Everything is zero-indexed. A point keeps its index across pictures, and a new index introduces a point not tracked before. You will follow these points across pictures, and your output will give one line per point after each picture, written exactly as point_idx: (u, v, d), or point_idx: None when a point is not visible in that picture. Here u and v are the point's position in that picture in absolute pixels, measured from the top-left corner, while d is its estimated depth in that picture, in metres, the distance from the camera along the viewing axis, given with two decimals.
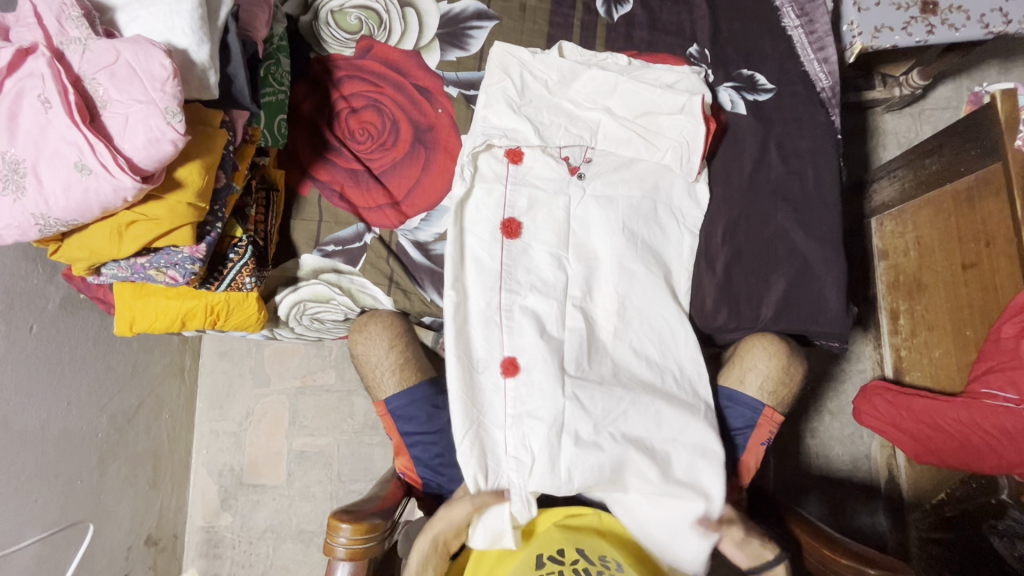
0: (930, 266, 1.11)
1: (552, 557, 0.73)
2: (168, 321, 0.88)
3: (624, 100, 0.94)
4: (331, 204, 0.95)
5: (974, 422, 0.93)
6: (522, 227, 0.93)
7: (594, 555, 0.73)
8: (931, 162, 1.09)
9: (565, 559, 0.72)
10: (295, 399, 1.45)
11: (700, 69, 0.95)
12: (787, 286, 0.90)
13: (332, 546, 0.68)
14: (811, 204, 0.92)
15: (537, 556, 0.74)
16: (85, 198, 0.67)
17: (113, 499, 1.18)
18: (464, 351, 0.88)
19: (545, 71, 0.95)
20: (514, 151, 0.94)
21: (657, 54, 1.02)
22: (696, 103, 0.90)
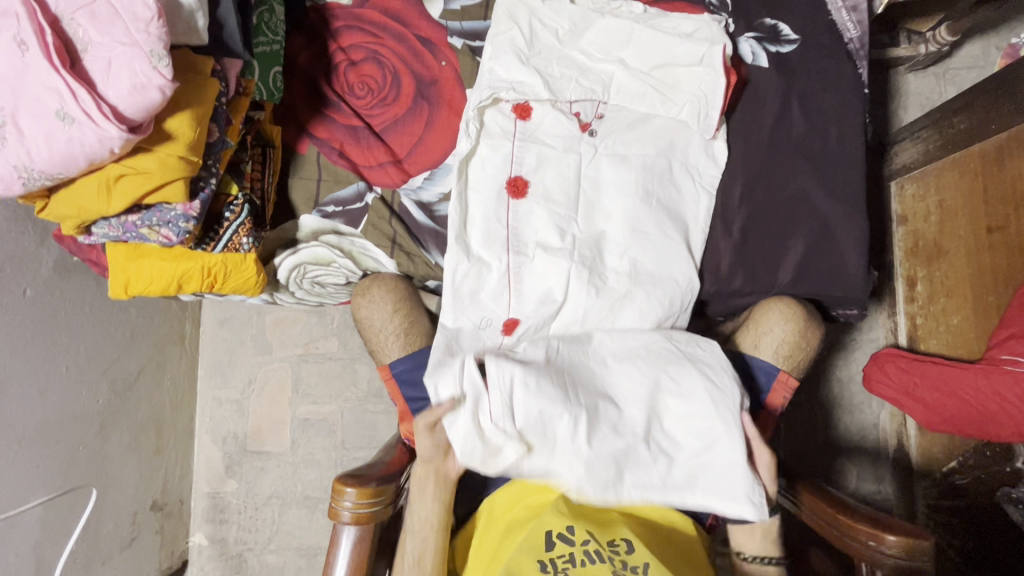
0: (953, 231, 1.07)
1: (562, 537, 0.80)
2: (163, 284, 0.85)
3: (640, 51, 0.88)
4: (331, 162, 0.91)
5: (992, 389, 0.91)
6: (530, 187, 0.89)
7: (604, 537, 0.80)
8: (960, 121, 1.04)
9: (576, 540, 0.79)
10: (298, 366, 1.43)
11: (721, 17, 0.89)
12: (806, 249, 0.86)
13: (337, 510, 0.67)
14: (834, 163, 0.88)
15: (547, 534, 0.81)
16: (69, 150, 0.63)
17: (117, 465, 1.18)
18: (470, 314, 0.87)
19: (556, 19, 0.89)
20: (522, 106, 0.90)
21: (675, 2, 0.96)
22: (717, 54, 0.85)
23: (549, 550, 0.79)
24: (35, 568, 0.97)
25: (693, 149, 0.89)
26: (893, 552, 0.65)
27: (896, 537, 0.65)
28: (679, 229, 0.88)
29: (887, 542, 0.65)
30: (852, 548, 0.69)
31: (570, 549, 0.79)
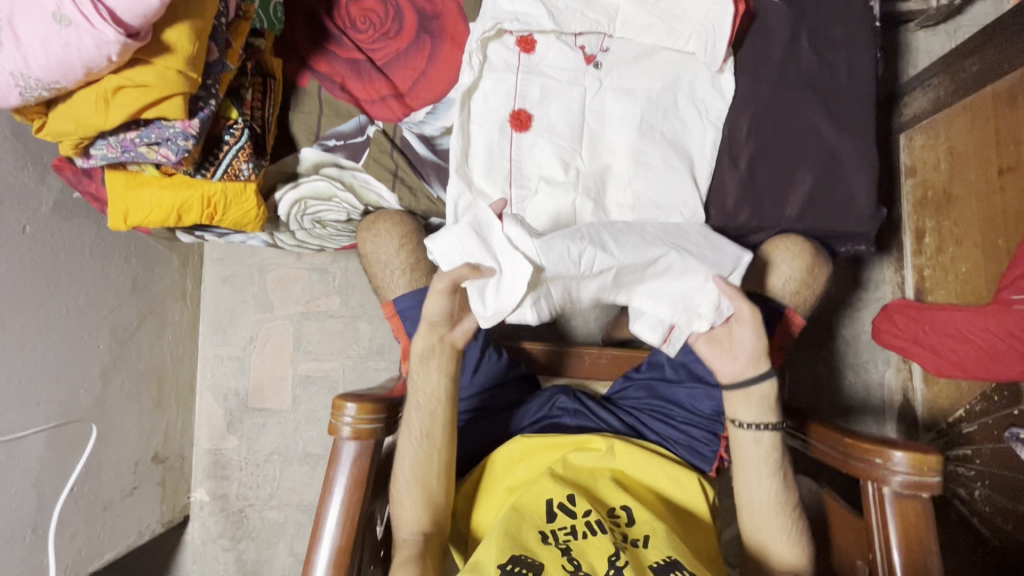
0: (963, 176, 1.05)
1: (563, 507, 0.75)
2: (163, 213, 0.84)
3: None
4: (331, 96, 0.90)
5: (1002, 329, 0.90)
6: (533, 120, 0.87)
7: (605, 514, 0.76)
8: (972, 64, 1.03)
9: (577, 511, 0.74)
10: (299, 324, 1.42)
11: None
12: (814, 182, 0.85)
13: (337, 425, 0.68)
14: (843, 96, 0.86)
15: (548, 503, 0.75)
16: (66, 55, 0.62)
17: (118, 412, 1.18)
18: None
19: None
20: (525, 39, 0.88)
21: None
22: None
23: (550, 521, 0.74)
24: (35, 505, 0.98)
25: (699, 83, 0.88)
26: (902, 468, 0.64)
27: (904, 452, 0.63)
28: (685, 165, 0.86)
29: (896, 458, 0.64)
30: (860, 471, 0.67)
31: (571, 522, 0.73)
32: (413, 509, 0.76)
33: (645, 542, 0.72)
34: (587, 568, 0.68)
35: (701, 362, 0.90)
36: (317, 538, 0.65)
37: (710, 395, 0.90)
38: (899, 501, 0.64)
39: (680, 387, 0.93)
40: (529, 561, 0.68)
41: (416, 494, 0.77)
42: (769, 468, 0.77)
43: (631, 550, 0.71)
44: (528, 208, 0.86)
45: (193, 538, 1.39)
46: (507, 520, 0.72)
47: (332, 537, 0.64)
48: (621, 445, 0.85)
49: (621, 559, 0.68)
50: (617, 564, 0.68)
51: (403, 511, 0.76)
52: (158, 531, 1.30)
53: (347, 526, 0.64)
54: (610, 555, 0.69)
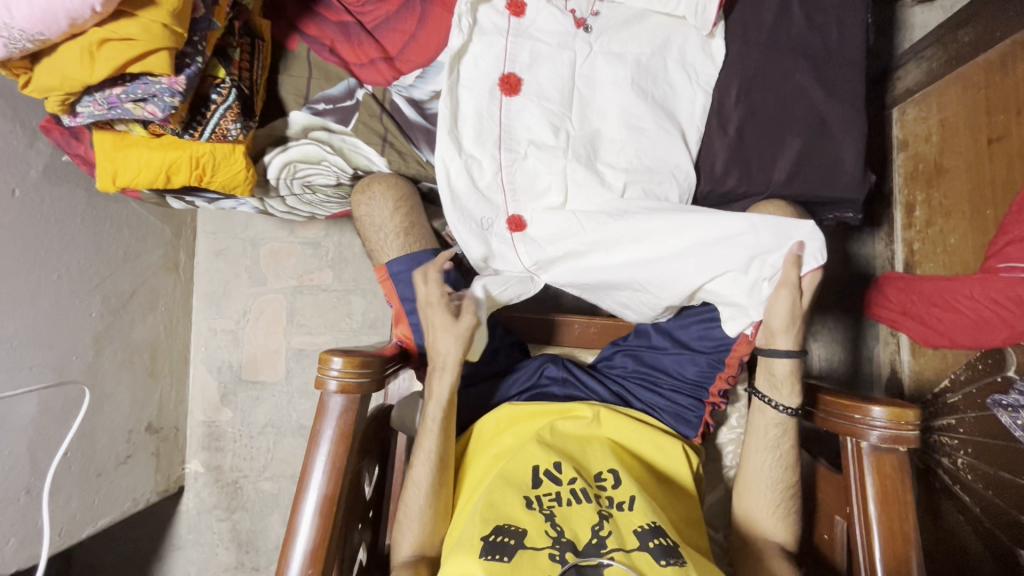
0: (954, 148, 1.05)
1: (548, 473, 0.75)
2: (152, 174, 0.83)
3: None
4: (321, 59, 0.89)
5: (987, 297, 0.90)
6: (523, 84, 0.87)
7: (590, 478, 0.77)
8: (965, 34, 1.04)
9: (562, 478, 0.74)
10: (293, 297, 1.43)
11: None
12: (803, 146, 0.85)
13: (324, 380, 0.68)
14: (833, 62, 0.86)
15: (533, 469, 0.76)
16: (49, 5, 0.62)
17: (111, 380, 1.19)
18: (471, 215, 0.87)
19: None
20: (516, 3, 0.87)
21: None
22: None
23: (535, 487, 0.74)
24: (28, 468, 0.99)
25: (690, 49, 0.88)
26: (880, 422, 0.65)
27: (882, 407, 0.64)
28: (675, 131, 0.87)
29: (874, 414, 0.65)
30: (839, 427, 0.69)
31: (555, 488, 0.74)
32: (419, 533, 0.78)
33: (631, 503, 0.73)
34: (571, 534, 0.69)
35: (685, 329, 0.90)
36: (304, 490, 0.65)
37: (694, 361, 0.89)
38: (877, 454, 0.65)
39: (665, 354, 0.92)
40: (514, 529, 0.69)
41: (422, 526, 0.79)
42: (769, 442, 0.79)
43: (616, 516, 0.71)
44: (518, 170, 0.86)
45: (187, 508, 1.41)
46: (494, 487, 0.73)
47: (319, 488, 0.65)
48: (608, 412, 0.86)
49: (604, 528, 0.69)
50: (601, 533, 0.69)
51: (407, 535, 0.78)
52: (153, 500, 1.32)
53: (333, 478, 0.65)
54: (594, 525, 0.70)
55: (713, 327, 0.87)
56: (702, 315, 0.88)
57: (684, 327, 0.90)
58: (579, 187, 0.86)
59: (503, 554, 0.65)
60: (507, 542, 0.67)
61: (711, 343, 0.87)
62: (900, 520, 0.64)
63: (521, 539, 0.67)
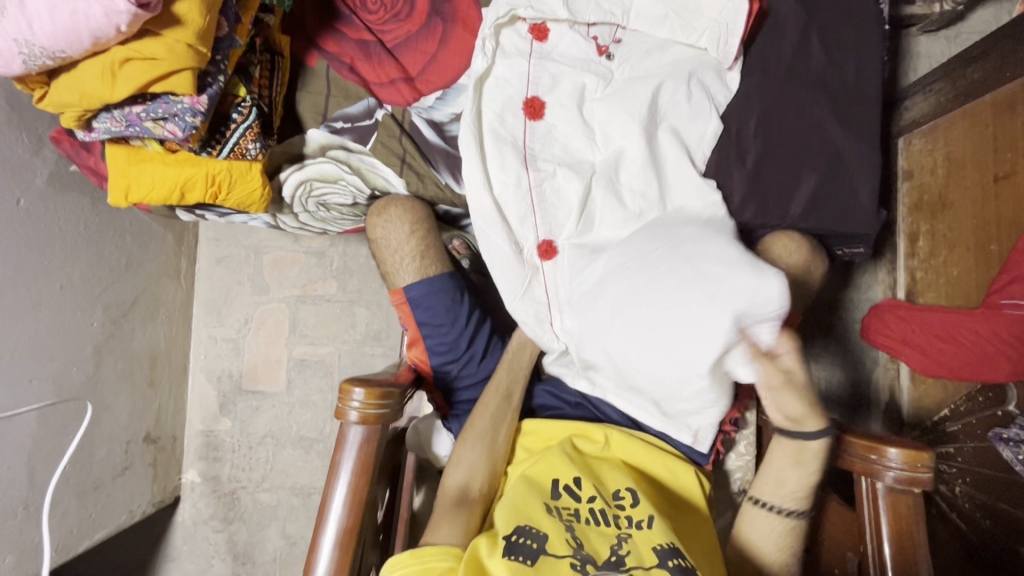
0: (960, 183, 1.07)
1: (569, 488, 0.75)
2: (166, 190, 0.82)
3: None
4: (340, 77, 0.88)
5: (991, 332, 0.92)
6: (546, 108, 0.86)
7: (609, 494, 0.76)
8: (974, 70, 1.04)
9: (583, 495, 0.74)
10: (295, 307, 1.41)
11: None
12: (819, 181, 0.86)
13: (344, 410, 0.68)
14: (849, 98, 0.87)
15: (553, 483, 0.76)
16: (74, 23, 0.60)
17: (111, 391, 1.16)
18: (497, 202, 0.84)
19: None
20: (538, 28, 0.87)
21: None
22: None
23: (554, 498, 0.74)
24: (27, 482, 0.97)
25: (695, 81, 0.86)
26: (894, 463, 0.67)
27: (898, 448, 0.66)
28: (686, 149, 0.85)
29: (889, 454, 0.67)
30: (853, 465, 0.70)
31: (575, 504, 0.73)
32: (469, 468, 0.80)
33: (651, 523, 0.70)
34: (590, 549, 0.67)
35: None
36: (323, 521, 0.65)
37: None
38: (890, 493, 0.67)
39: None
40: (535, 531, 0.67)
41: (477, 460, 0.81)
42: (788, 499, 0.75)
43: (636, 535, 0.69)
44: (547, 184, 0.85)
45: (183, 519, 1.39)
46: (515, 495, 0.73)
47: (339, 520, 0.64)
48: (619, 438, 0.86)
49: (623, 547, 0.67)
50: (619, 551, 0.67)
51: (458, 468, 0.80)
52: (149, 512, 1.30)
53: (352, 510, 0.65)
54: (613, 544, 0.68)
55: None
56: None
57: None
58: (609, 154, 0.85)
59: (526, 556, 0.64)
60: (530, 545, 0.66)
61: None
62: (913, 561, 0.65)
63: (542, 542, 0.65)
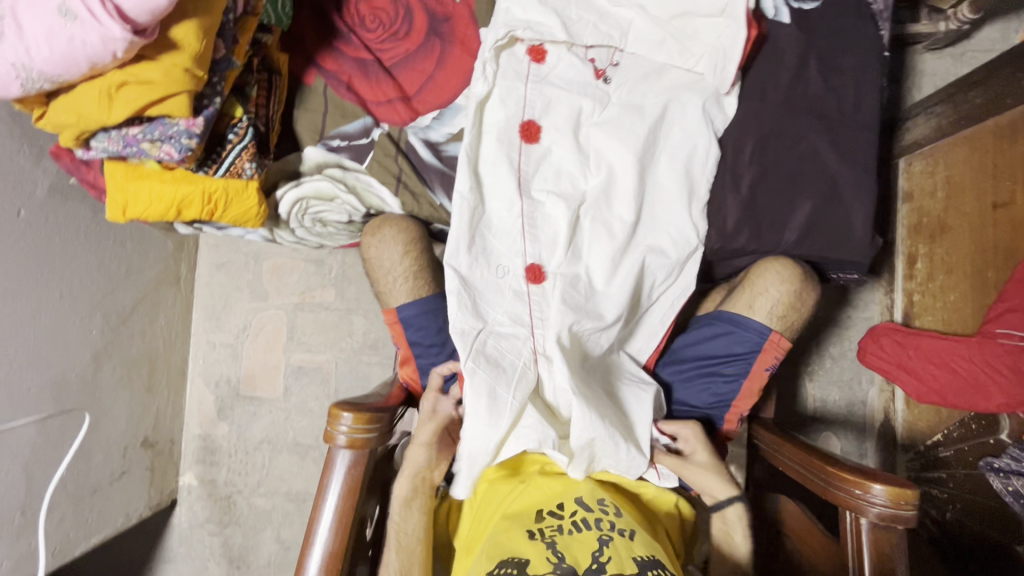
0: (959, 209, 1.07)
1: (552, 512, 0.75)
2: (163, 207, 0.83)
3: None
4: (338, 96, 0.89)
5: (984, 361, 0.92)
6: (542, 132, 0.86)
7: (592, 502, 0.76)
8: (975, 95, 1.02)
9: (565, 512, 0.75)
10: (294, 314, 1.42)
11: None
12: (814, 209, 0.86)
13: (332, 434, 0.68)
14: (847, 125, 0.87)
15: (537, 510, 0.76)
16: (70, 49, 0.61)
17: (109, 397, 1.18)
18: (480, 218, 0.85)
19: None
20: (537, 49, 0.87)
21: None
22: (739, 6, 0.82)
23: (537, 521, 0.74)
24: (25, 488, 0.98)
25: (690, 105, 0.86)
26: (879, 500, 0.67)
27: (883, 485, 0.66)
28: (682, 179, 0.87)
29: (874, 490, 0.67)
30: (839, 499, 0.70)
31: (557, 521, 0.74)
32: None
33: (633, 534, 0.72)
34: (571, 560, 0.67)
35: (702, 357, 0.91)
36: (309, 544, 0.66)
37: (707, 392, 0.91)
38: (874, 530, 0.67)
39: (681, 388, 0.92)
40: (516, 560, 0.68)
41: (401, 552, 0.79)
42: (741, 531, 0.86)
43: (617, 542, 0.70)
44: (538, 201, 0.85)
45: (179, 522, 1.40)
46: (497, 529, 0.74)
47: (324, 543, 0.66)
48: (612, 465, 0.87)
49: (604, 554, 0.68)
50: (601, 557, 0.68)
51: None
52: (145, 515, 1.31)
53: (339, 535, 0.66)
54: (594, 551, 0.68)
55: (716, 383, 0.90)
56: (703, 369, 0.91)
57: (686, 386, 0.92)
58: (600, 177, 0.86)
59: None
60: (510, 574, 0.66)
61: (712, 399, 0.90)
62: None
63: (523, 568, 0.66)
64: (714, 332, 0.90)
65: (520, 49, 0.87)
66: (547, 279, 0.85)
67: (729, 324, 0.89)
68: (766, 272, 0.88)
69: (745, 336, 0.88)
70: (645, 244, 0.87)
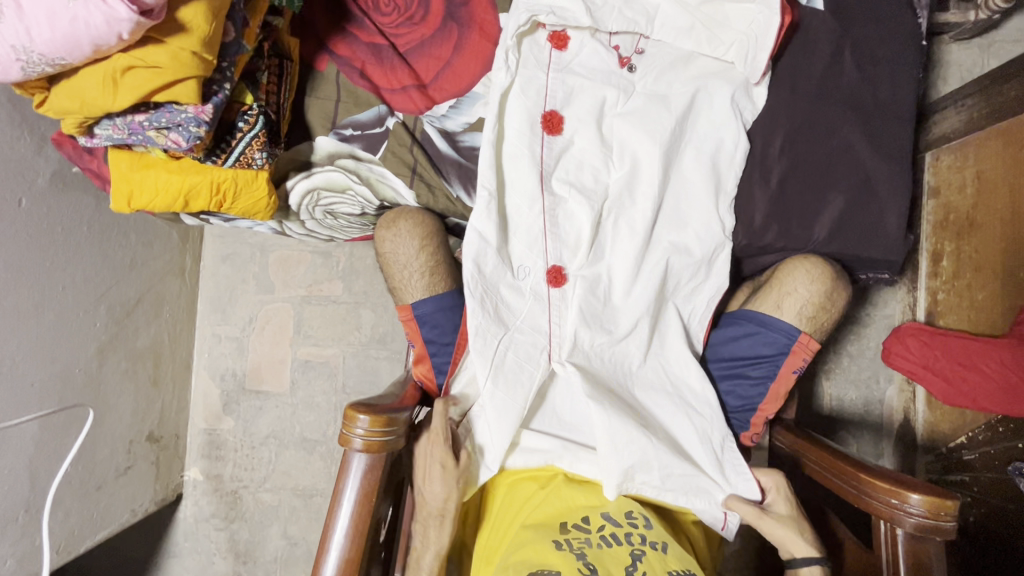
0: (990, 205, 1.03)
1: (577, 524, 0.76)
2: (169, 198, 0.80)
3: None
4: (350, 82, 0.85)
5: (1017, 364, 0.90)
6: (565, 122, 0.82)
7: (619, 516, 0.77)
8: (1010, 88, 0.99)
9: (592, 526, 0.75)
10: (300, 307, 1.40)
11: None
12: (846, 205, 0.83)
13: (348, 437, 0.66)
14: (882, 117, 0.83)
15: (561, 522, 0.76)
16: (74, 30, 0.57)
17: (114, 391, 1.15)
18: (501, 215, 0.81)
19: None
20: (559, 35, 0.83)
21: None
22: None
23: (563, 533, 0.74)
24: (29, 485, 0.96)
25: (716, 95, 0.83)
26: (917, 510, 0.65)
27: (921, 495, 0.64)
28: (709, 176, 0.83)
29: (911, 500, 0.65)
30: (874, 508, 0.68)
31: (585, 534, 0.74)
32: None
33: (665, 547, 0.72)
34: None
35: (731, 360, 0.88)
36: (324, 551, 0.64)
37: (737, 394, 0.88)
38: (910, 540, 0.65)
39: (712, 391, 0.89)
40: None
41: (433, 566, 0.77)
42: None
43: (650, 555, 0.71)
44: (561, 197, 0.82)
45: (185, 516, 1.38)
46: (524, 542, 0.73)
47: (340, 549, 0.64)
48: None
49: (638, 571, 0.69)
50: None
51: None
52: (151, 510, 1.29)
53: (355, 541, 0.64)
54: (627, 567, 0.70)
55: (742, 385, 0.87)
56: (729, 371, 0.88)
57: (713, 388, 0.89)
58: (623, 172, 0.83)
59: None
60: None
61: (739, 401, 0.88)
62: None
63: None
64: (740, 333, 0.88)
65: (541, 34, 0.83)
66: (568, 282, 0.82)
67: (755, 324, 0.87)
68: (795, 272, 0.85)
69: (772, 337, 0.85)
70: (671, 244, 0.84)
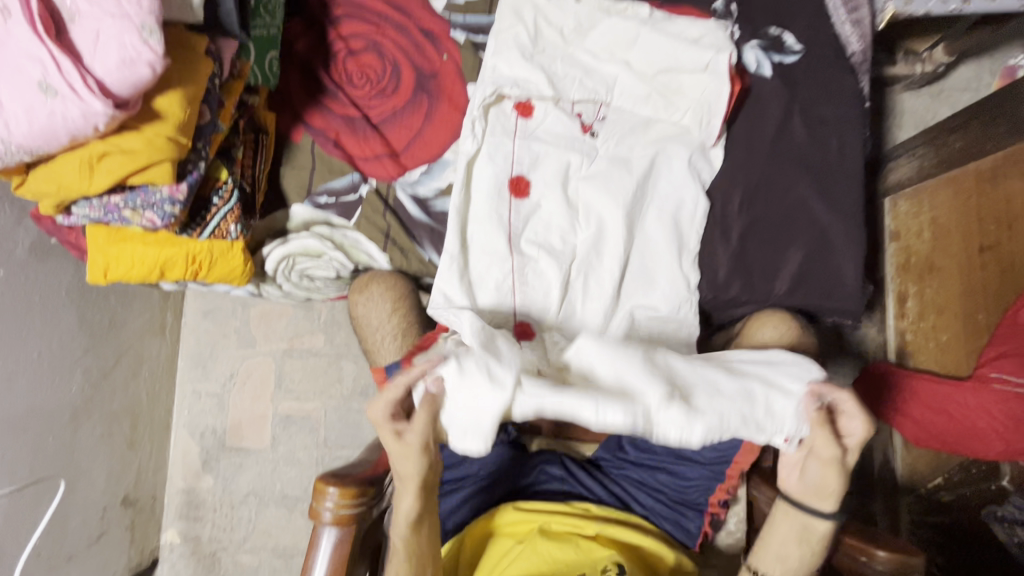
0: (947, 249, 1.07)
1: None
2: (145, 269, 0.81)
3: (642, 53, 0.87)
4: (325, 152, 0.89)
5: (980, 406, 0.92)
6: (531, 186, 0.86)
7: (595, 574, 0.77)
8: (954, 139, 1.03)
9: None
10: (281, 361, 1.40)
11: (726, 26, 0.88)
12: (804, 259, 0.86)
13: (318, 510, 0.67)
14: (833, 174, 0.88)
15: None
16: (50, 123, 0.60)
17: (88, 456, 1.13)
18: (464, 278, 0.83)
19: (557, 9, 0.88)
20: (525, 104, 0.87)
21: (681, 6, 0.93)
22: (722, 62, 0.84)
23: None
24: None
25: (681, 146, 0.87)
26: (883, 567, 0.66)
27: (886, 552, 0.65)
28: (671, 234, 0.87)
29: (878, 556, 0.66)
30: (843, 562, 0.70)
31: None
32: None
33: None
34: None
35: None
36: None
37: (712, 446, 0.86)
38: None
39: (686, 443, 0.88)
40: None
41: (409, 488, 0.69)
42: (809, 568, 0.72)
43: None
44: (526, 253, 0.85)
45: None
46: None
47: None
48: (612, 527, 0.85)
49: None
50: None
51: None
52: None
53: None
54: None
55: None
56: None
57: None
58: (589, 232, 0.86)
59: None
60: None
61: (712, 455, 0.86)
62: None
63: None
64: None
65: (507, 103, 0.87)
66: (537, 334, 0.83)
67: None
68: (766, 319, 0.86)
69: None
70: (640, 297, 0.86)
